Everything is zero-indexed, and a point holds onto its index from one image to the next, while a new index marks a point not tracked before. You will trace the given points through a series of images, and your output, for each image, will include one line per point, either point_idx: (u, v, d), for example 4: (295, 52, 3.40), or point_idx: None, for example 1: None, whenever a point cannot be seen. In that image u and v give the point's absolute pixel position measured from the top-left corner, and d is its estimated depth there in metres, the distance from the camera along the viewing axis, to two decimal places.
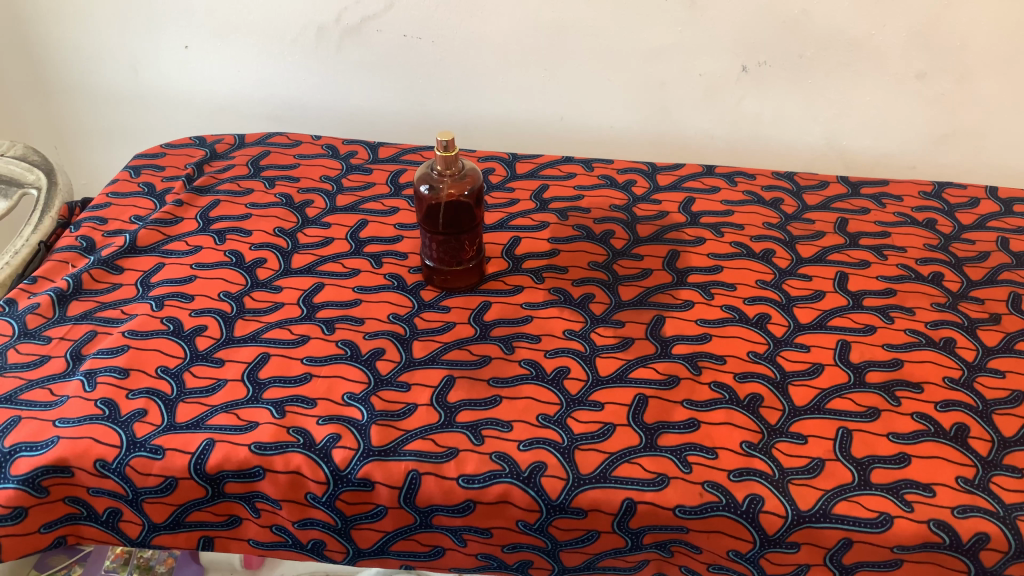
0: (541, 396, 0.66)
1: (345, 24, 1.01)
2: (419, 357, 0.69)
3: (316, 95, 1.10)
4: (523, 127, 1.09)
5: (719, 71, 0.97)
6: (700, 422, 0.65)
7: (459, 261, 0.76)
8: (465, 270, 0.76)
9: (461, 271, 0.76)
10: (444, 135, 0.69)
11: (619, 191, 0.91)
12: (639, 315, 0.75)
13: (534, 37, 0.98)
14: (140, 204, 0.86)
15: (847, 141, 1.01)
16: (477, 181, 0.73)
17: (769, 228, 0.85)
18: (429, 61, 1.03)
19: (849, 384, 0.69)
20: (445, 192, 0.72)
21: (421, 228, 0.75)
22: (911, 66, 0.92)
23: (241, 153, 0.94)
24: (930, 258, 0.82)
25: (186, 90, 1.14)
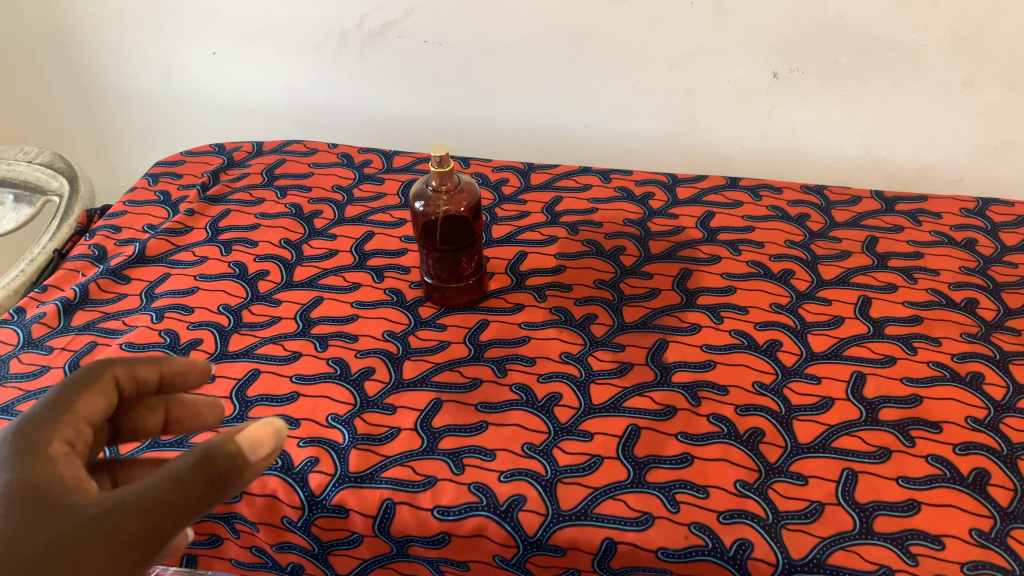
0: (529, 424, 0.64)
1: (366, 30, 0.99)
2: (409, 378, 0.68)
3: (340, 100, 1.10)
4: (547, 136, 1.06)
5: (749, 77, 0.92)
6: (694, 457, 0.62)
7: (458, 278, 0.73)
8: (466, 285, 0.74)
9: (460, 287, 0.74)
10: (440, 153, 0.66)
11: (635, 204, 0.87)
12: (641, 339, 0.71)
13: (555, 44, 0.95)
14: (155, 212, 0.87)
15: (887, 153, 0.95)
16: (475, 195, 0.71)
17: (791, 246, 0.81)
18: (451, 67, 1.01)
19: (860, 422, 0.64)
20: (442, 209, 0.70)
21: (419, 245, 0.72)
22: (957, 73, 0.86)
23: (257, 162, 0.95)
24: (965, 282, 0.76)
25: (216, 94, 1.15)
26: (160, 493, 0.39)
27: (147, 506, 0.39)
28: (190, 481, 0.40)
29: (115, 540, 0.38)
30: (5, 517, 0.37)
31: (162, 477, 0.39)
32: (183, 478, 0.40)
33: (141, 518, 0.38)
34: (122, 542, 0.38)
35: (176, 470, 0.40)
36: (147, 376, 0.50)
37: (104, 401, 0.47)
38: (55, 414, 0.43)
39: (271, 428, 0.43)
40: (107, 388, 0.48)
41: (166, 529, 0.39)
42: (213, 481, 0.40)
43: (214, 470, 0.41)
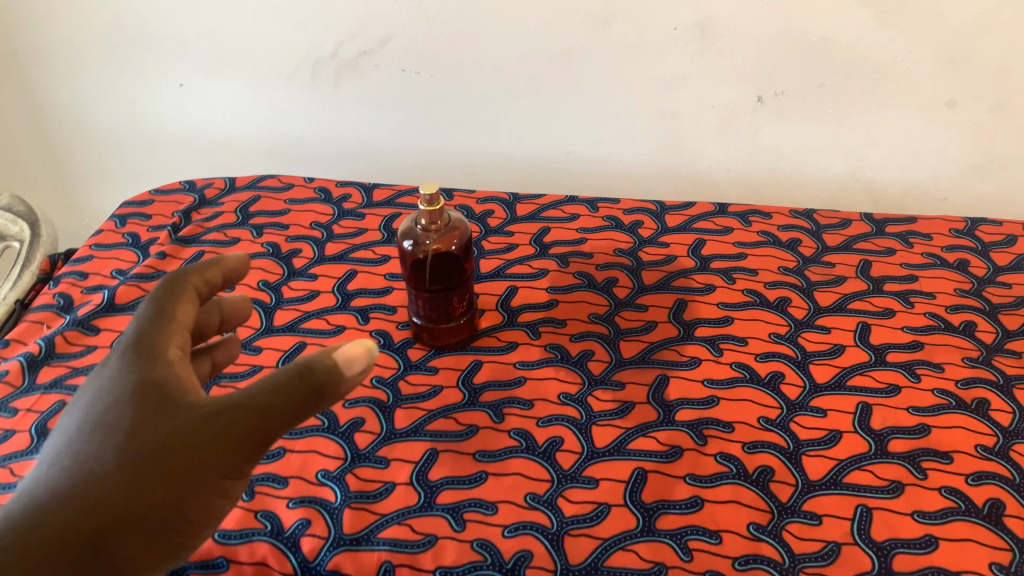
0: (530, 472, 0.61)
1: (342, 58, 0.97)
2: (401, 427, 0.65)
3: (315, 131, 1.07)
4: (528, 163, 1.05)
5: (734, 101, 0.91)
6: (704, 500, 0.60)
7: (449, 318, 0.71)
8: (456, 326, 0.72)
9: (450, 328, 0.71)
10: (429, 190, 0.63)
11: (625, 233, 0.85)
12: (641, 376, 0.69)
13: (537, 71, 0.93)
14: (124, 256, 0.83)
15: (873, 172, 0.95)
16: (466, 233, 0.69)
17: (785, 273, 0.80)
18: (430, 95, 0.99)
19: (870, 455, 0.62)
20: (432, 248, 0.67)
21: (407, 284, 0.70)
22: (942, 94, 0.86)
23: (230, 199, 0.91)
24: (961, 305, 0.75)
25: (185, 127, 1.11)
26: (272, 396, 0.44)
27: (259, 404, 0.44)
28: (296, 390, 0.45)
29: (232, 436, 0.43)
30: (138, 411, 0.43)
31: (271, 381, 0.45)
32: (290, 386, 0.44)
33: (253, 417, 0.43)
34: (238, 436, 0.43)
35: (282, 377, 0.45)
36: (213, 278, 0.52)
37: (191, 310, 0.50)
38: (164, 320, 0.48)
39: (360, 347, 0.48)
40: (195, 294, 0.51)
41: (277, 428, 0.44)
42: (312, 392, 0.45)
43: (312, 380, 0.45)
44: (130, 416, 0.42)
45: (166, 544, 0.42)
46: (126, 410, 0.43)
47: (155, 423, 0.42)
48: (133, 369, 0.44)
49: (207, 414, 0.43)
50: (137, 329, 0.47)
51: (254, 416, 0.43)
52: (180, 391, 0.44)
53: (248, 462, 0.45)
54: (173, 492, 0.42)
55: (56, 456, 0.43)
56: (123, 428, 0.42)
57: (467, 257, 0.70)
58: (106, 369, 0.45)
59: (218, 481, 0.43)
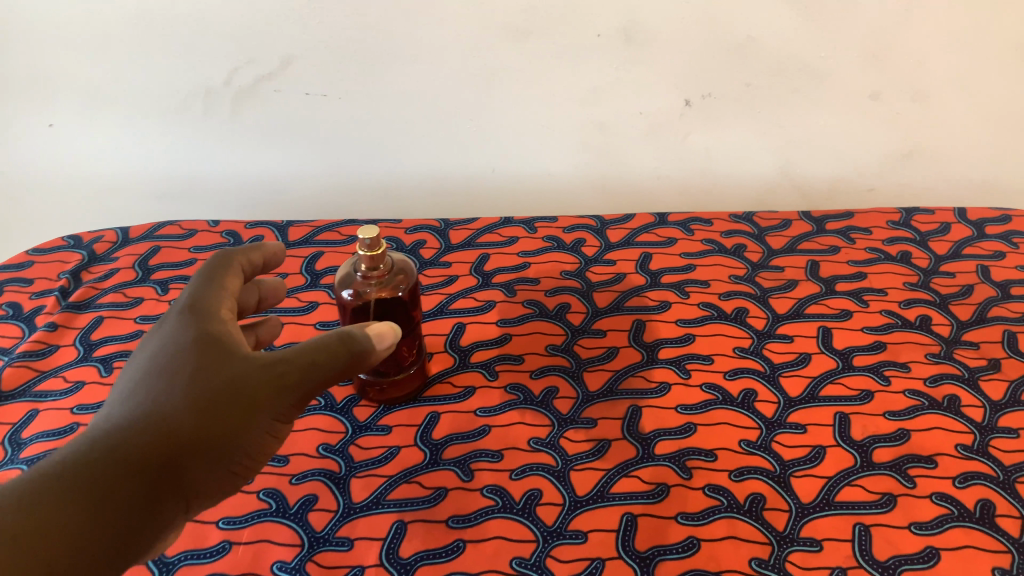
0: (511, 533, 0.56)
1: (237, 86, 0.88)
2: (361, 500, 0.58)
3: (214, 166, 0.97)
4: (451, 184, 0.99)
5: (662, 108, 0.89)
6: (700, 540, 0.55)
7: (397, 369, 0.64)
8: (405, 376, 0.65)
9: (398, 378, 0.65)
10: (371, 236, 0.56)
11: (568, 253, 0.81)
12: (611, 409, 0.65)
13: (455, 87, 0.87)
14: (5, 332, 0.72)
15: (802, 169, 0.95)
16: (410, 275, 0.63)
17: (737, 281, 0.77)
18: (338, 121, 0.91)
19: (856, 469, 0.59)
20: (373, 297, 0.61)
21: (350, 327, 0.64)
22: (865, 86, 0.86)
23: (126, 253, 0.81)
24: (914, 298, 0.74)
25: (61, 172, 1.00)
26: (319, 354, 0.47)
27: (309, 361, 0.47)
28: (342, 349, 0.48)
29: (286, 386, 0.46)
30: (201, 357, 0.45)
31: (320, 344, 0.48)
32: (338, 348, 0.48)
33: (303, 371, 0.47)
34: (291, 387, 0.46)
35: (330, 342, 0.48)
36: (257, 261, 0.56)
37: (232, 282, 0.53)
38: (211, 285, 0.51)
39: (389, 327, 0.52)
40: (237, 271, 0.54)
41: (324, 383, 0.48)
42: (356, 356, 0.48)
43: (353, 346, 0.48)
44: (190, 363, 0.45)
45: (218, 481, 0.45)
46: (189, 358, 0.45)
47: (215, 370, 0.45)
48: (187, 323, 0.47)
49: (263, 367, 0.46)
50: (189, 292, 0.50)
51: (303, 372, 0.47)
52: (235, 345, 0.47)
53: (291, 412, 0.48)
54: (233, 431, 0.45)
55: (119, 395, 0.45)
56: (187, 373, 0.45)
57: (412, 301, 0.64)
58: (162, 326, 0.48)
59: (269, 427, 0.46)
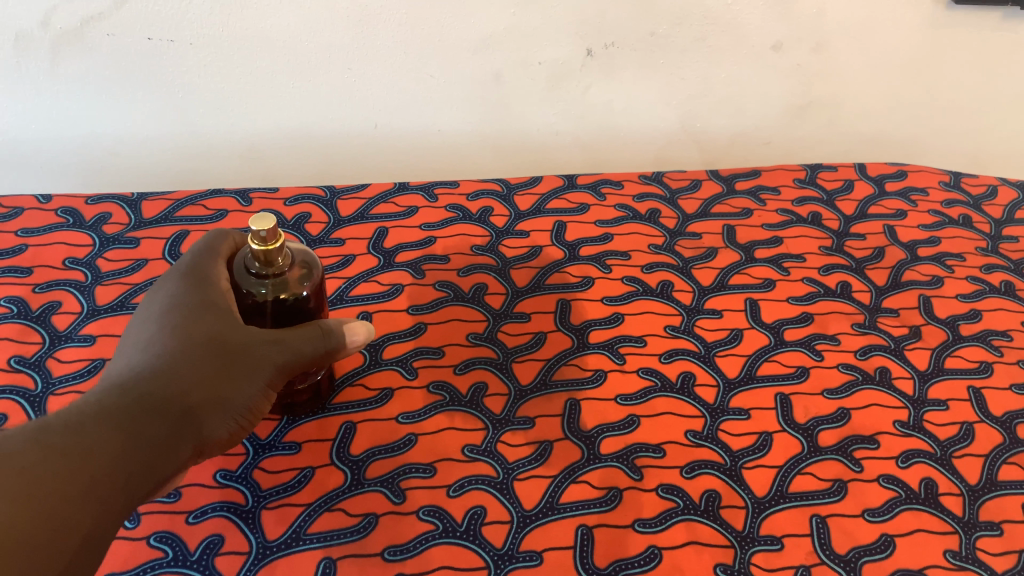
0: (459, 561, 0.49)
1: (58, 28, 0.71)
2: (276, 538, 0.49)
3: (31, 125, 0.80)
4: (324, 143, 0.87)
5: (563, 57, 0.81)
6: (661, 549, 0.52)
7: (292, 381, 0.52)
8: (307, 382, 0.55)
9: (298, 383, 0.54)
10: (265, 227, 0.41)
11: (476, 224, 0.73)
12: (548, 405, 0.59)
13: (330, 32, 0.75)
14: None
15: (701, 124, 0.91)
16: (318, 272, 0.48)
17: (657, 251, 0.73)
18: (188, 70, 0.77)
19: (805, 455, 0.58)
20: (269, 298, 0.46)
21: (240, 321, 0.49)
22: (768, 37, 0.82)
23: None
24: (831, 264, 0.73)
25: None
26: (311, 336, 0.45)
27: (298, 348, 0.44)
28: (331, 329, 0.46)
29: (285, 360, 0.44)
30: (206, 321, 0.44)
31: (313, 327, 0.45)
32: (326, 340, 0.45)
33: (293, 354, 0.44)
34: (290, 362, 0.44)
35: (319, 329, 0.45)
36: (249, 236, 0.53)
37: (231, 256, 0.51)
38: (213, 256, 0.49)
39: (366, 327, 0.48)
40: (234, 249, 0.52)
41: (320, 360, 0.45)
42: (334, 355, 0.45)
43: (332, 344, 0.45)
44: (197, 326, 0.44)
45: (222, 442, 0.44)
46: (197, 320, 0.44)
47: (221, 336, 0.44)
48: (193, 286, 0.46)
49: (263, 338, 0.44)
50: (188, 261, 0.48)
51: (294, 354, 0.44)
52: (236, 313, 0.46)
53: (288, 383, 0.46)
54: (240, 396, 0.44)
55: (131, 352, 0.44)
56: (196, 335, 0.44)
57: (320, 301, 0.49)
58: (167, 289, 0.47)
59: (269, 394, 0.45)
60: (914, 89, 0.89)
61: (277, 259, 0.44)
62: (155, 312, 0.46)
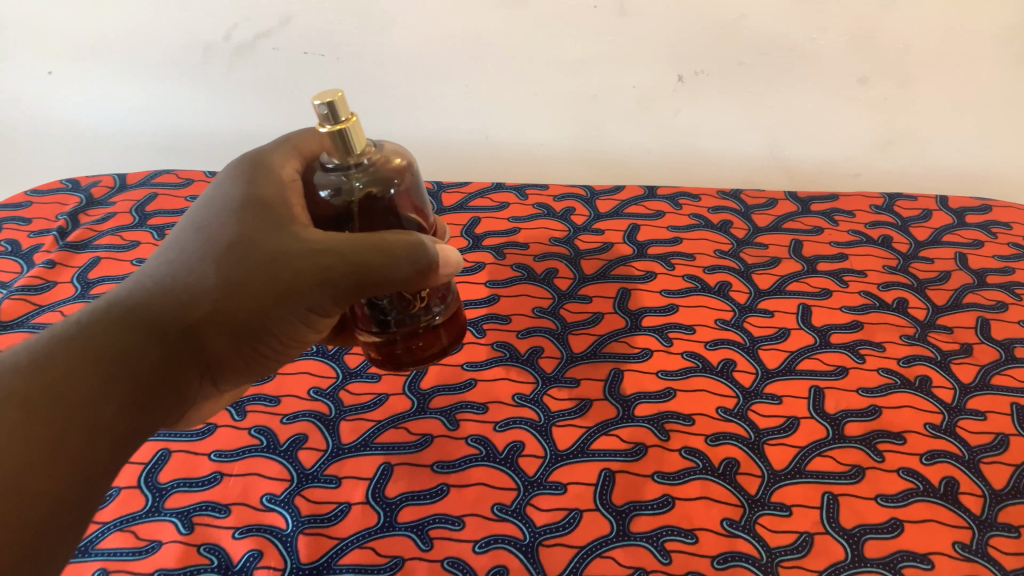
0: (494, 481, 0.58)
1: (236, 42, 0.88)
2: (349, 442, 0.61)
3: (210, 121, 0.98)
4: (441, 148, 1.01)
5: (652, 82, 0.92)
6: (674, 498, 0.58)
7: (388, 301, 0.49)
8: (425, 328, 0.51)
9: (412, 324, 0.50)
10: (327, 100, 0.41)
11: (558, 221, 0.82)
12: (594, 370, 0.67)
13: (448, 54, 0.90)
14: (3, 267, 0.73)
15: (788, 151, 0.97)
16: (405, 171, 0.48)
17: (721, 256, 0.79)
18: (333, 81, 0.93)
19: (828, 440, 0.62)
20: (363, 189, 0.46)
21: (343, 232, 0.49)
22: (852, 72, 0.89)
23: (122, 198, 0.81)
24: (891, 282, 0.77)
25: (57, 120, 1.00)
26: (388, 258, 0.45)
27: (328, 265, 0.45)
28: (417, 244, 0.45)
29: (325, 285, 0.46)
30: (246, 230, 0.47)
31: (391, 241, 0.45)
32: (412, 259, 0.45)
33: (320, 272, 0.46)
34: (331, 285, 0.46)
35: (399, 245, 0.45)
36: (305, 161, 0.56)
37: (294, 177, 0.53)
38: (266, 177, 0.51)
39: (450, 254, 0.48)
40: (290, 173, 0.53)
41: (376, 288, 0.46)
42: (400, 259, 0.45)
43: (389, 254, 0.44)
44: (232, 239, 0.47)
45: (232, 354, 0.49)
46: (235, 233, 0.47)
47: (248, 252, 0.46)
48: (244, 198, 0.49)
49: (302, 264, 0.46)
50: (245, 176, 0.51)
51: (327, 270, 0.46)
52: (281, 225, 0.47)
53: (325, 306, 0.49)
54: (260, 319, 0.48)
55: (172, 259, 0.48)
56: (227, 249, 0.47)
57: (408, 206, 0.50)
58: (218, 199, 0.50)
59: (298, 314, 0.49)
60: (1009, 128, 0.91)
61: (355, 145, 0.44)
62: (191, 229, 0.50)
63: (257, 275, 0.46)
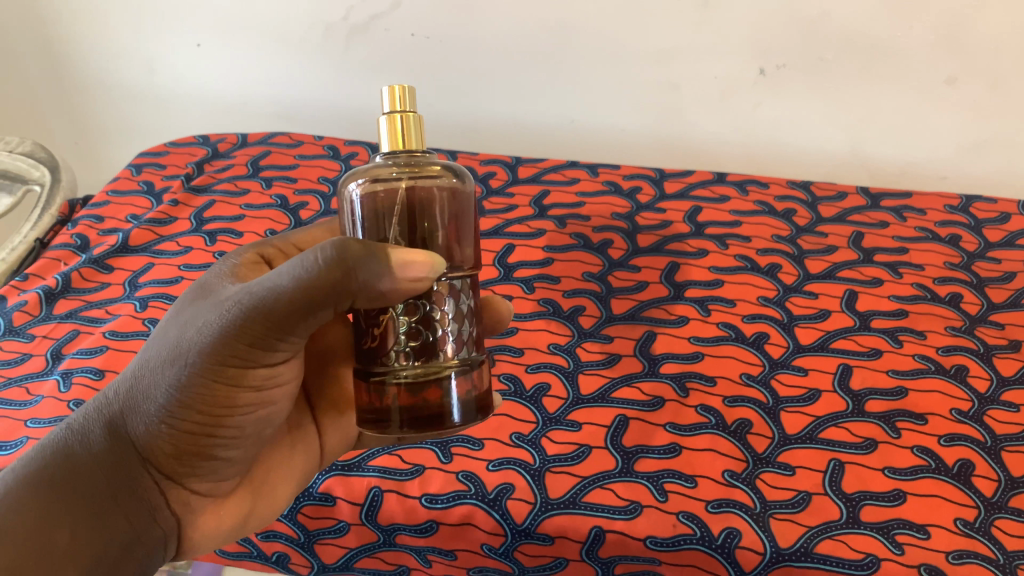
0: (517, 414, 0.64)
1: (353, 22, 1.02)
2: None
3: (325, 96, 1.08)
4: (528, 132, 1.05)
5: (735, 73, 0.95)
6: (682, 447, 0.62)
7: (396, 318, 0.39)
8: (445, 375, 0.39)
9: (426, 356, 0.39)
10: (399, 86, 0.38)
11: (623, 198, 0.88)
12: (629, 331, 0.72)
13: (540, 40, 0.98)
14: (138, 203, 0.87)
15: (871, 148, 0.96)
16: (463, 199, 0.40)
17: (777, 241, 0.82)
18: (437, 63, 1.03)
19: (847, 413, 0.64)
20: (405, 186, 0.38)
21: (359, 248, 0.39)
22: (940, 71, 0.90)
23: (241, 153, 0.93)
24: (949, 277, 0.77)
25: (197, 87, 1.12)
26: (305, 274, 0.35)
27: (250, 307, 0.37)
28: (359, 244, 0.36)
29: (236, 332, 0.38)
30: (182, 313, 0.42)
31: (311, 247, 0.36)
32: (337, 256, 0.35)
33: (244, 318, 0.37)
34: (244, 330, 0.37)
35: (325, 245, 0.36)
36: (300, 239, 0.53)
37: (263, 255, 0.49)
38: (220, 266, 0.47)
39: (429, 257, 0.37)
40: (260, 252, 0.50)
41: (305, 313, 0.37)
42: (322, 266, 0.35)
43: (305, 266, 0.35)
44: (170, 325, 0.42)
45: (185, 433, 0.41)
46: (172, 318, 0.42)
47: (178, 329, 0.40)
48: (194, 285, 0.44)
49: (208, 314, 0.39)
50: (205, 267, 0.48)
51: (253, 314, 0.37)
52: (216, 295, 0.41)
53: (263, 361, 0.40)
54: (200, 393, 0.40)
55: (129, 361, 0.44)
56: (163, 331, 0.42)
57: (458, 246, 0.40)
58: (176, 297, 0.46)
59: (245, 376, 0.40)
60: None
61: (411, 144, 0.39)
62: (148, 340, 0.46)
63: (167, 347, 0.40)
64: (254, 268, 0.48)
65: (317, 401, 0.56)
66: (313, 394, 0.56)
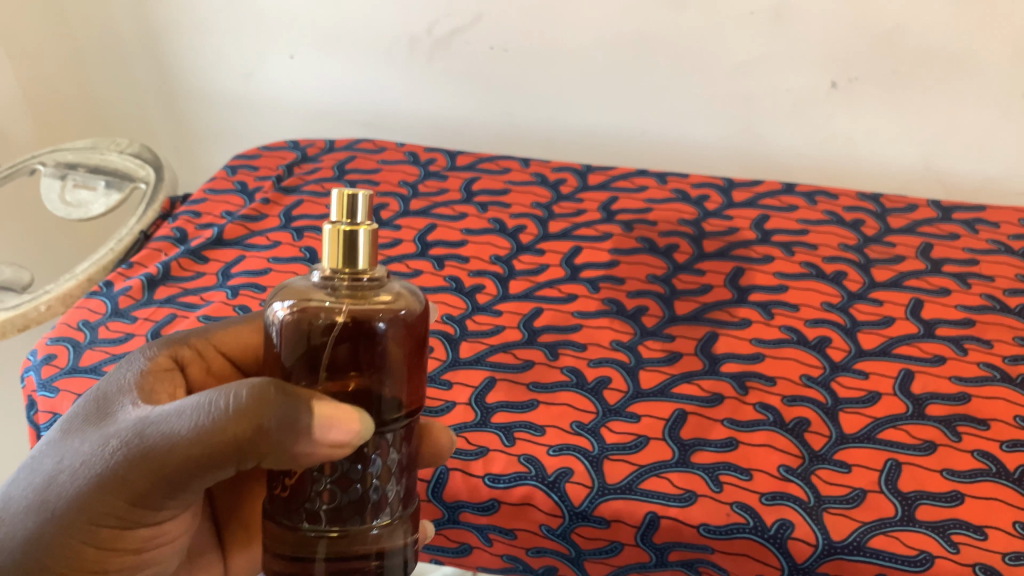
0: (578, 404, 0.67)
1: (437, 36, 1.07)
2: (466, 357, 0.72)
3: (408, 105, 1.14)
4: (600, 143, 1.09)
5: (808, 86, 0.96)
6: (739, 442, 0.63)
7: (312, 474, 0.42)
8: (358, 532, 0.41)
9: (339, 517, 0.41)
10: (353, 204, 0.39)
11: (691, 206, 0.91)
12: (691, 331, 0.74)
13: (615, 53, 1.01)
14: (233, 200, 0.94)
15: (946, 163, 0.96)
16: (410, 320, 0.42)
17: (844, 249, 0.82)
18: (515, 74, 1.07)
19: (907, 416, 0.64)
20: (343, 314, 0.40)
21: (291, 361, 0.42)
22: (1018, 86, 0.90)
23: (329, 158, 1.01)
24: (1019, 289, 0.76)
25: (291, 96, 1.20)
26: (215, 425, 0.39)
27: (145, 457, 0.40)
28: (277, 391, 0.40)
29: (132, 480, 0.41)
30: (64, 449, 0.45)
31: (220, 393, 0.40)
32: (252, 407, 0.39)
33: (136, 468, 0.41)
34: (138, 481, 0.41)
35: (238, 392, 0.40)
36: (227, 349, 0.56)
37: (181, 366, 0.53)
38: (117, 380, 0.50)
39: (354, 413, 0.38)
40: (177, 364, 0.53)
41: (200, 469, 0.40)
42: (233, 419, 0.39)
43: (217, 418, 0.39)
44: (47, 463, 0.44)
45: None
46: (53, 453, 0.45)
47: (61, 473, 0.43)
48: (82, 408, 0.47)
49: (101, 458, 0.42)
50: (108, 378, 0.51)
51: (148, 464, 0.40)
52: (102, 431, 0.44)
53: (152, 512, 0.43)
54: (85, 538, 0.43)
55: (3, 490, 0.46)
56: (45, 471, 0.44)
57: (403, 369, 0.42)
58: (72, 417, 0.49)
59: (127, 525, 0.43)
60: None
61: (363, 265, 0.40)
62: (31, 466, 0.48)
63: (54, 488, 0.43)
64: (166, 372, 0.51)
65: (229, 527, 0.59)
66: (223, 520, 0.59)
